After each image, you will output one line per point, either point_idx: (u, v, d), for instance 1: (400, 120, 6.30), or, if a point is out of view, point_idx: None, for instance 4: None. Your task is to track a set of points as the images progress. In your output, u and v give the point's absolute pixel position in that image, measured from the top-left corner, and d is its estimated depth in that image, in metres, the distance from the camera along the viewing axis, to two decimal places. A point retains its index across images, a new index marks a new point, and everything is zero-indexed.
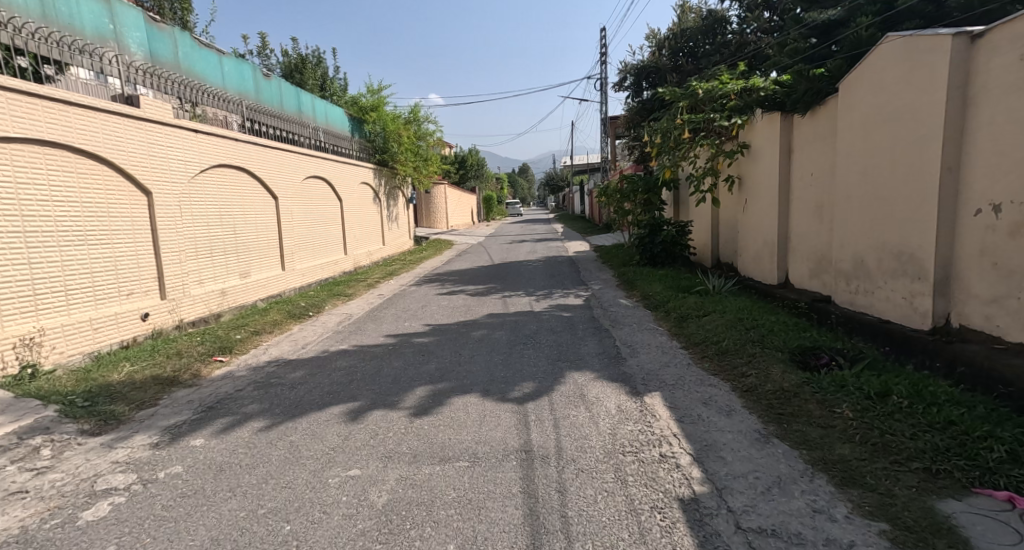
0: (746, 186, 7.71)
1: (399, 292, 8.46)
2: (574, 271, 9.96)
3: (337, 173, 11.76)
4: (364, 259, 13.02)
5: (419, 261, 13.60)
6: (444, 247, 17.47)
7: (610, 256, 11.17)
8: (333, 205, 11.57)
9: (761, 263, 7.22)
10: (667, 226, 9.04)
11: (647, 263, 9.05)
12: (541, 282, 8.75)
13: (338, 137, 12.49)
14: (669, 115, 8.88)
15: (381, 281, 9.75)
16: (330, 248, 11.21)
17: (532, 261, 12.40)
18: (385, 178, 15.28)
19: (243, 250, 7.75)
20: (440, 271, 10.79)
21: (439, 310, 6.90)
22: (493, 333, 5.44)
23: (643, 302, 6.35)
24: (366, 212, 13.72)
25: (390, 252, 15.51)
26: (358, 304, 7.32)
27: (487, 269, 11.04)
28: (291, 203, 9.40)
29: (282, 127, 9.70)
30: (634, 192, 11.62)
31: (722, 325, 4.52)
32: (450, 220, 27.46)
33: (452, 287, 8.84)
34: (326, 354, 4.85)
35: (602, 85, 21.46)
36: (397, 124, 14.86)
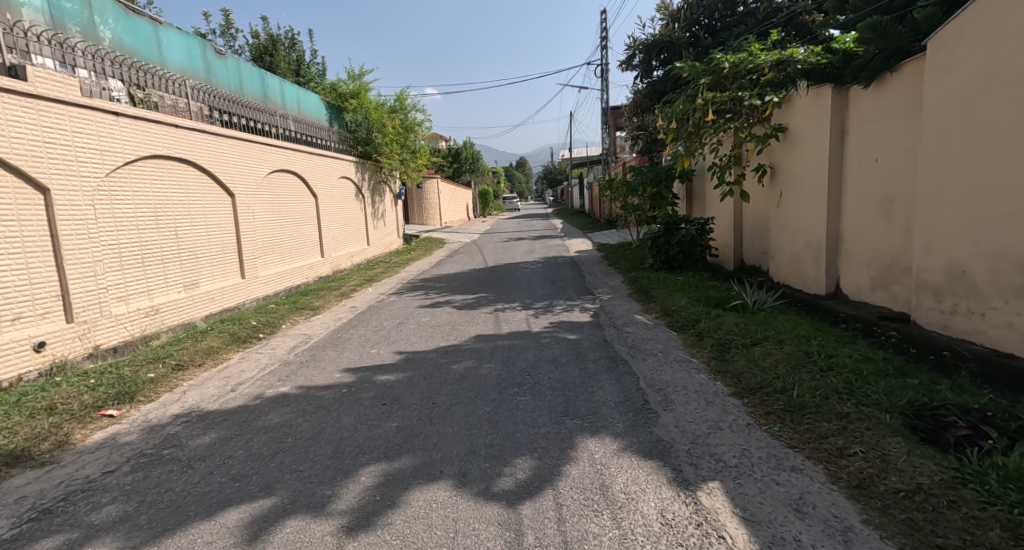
0: (781, 177, 6.57)
1: (375, 304, 7.32)
2: (577, 276, 8.77)
3: (310, 167, 10.55)
4: (344, 262, 11.87)
5: (406, 262, 12.48)
6: (433, 246, 16.32)
7: (616, 258, 10.00)
8: (307, 202, 10.36)
9: (799, 267, 6.10)
10: (685, 224, 7.89)
11: (661, 267, 7.89)
12: (540, 291, 7.56)
13: (313, 127, 11.29)
14: (687, 95, 7.72)
15: (357, 289, 8.60)
16: (302, 251, 10.02)
17: (529, 263, 11.26)
18: (368, 172, 14.15)
19: (188, 258, 6.61)
20: (426, 277, 9.64)
21: (418, 328, 5.74)
22: (480, 366, 4.29)
23: (666, 320, 5.21)
24: (346, 210, 12.50)
25: (375, 253, 14.29)
26: (321, 323, 6.18)
27: (479, 273, 9.88)
28: (251, 200, 8.20)
29: (244, 114, 8.51)
30: (642, 185, 10.48)
31: (785, 362, 3.36)
32: (443, 216, 26.25)
33: (438, 296, 7.69)
34: (260, 402, 3.69)
35: (602, 71, 20.23)
36: (379, 112, 13.73)
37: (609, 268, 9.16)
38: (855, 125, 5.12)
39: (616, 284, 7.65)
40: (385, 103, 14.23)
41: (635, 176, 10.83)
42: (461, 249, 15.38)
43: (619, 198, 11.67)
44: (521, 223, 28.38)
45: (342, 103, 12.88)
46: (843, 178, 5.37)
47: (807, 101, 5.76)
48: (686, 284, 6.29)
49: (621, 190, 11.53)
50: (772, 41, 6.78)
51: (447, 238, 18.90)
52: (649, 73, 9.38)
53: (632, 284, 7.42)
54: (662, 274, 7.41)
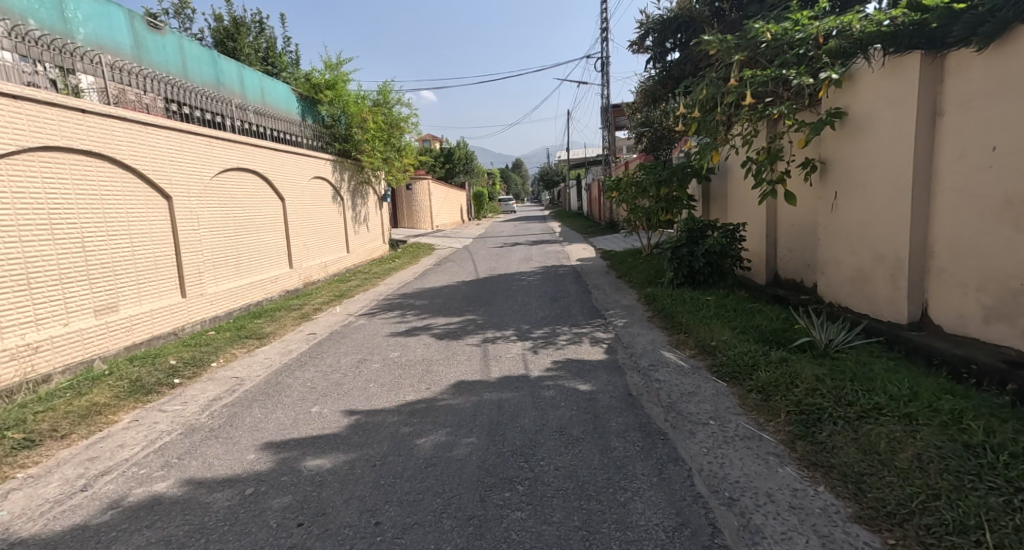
0: (836, 174, 5.34)
1: (337, 331, 6.05)
2: (581, 292, 7.51)
3: (273, 166, 9.27)
4: (317, 272, 10.66)
5: (387, 272, 11.24)
6: (421, 252, 15.08)
7: (626, 270, 8.74)
8: (268, 206, 9.08)
9: (866, 286, 4.86)
10: (711, 232, 6.65)
11: (684, 283, 6.64)
12: (539, 313, 6.29)
13: (280, 120, 10.01)
14: (713, 76, 6.47)
15: (321, 309, 7.31)
16: (262, 263, 8.74)
17: (525, 274, 10.01)
18: (346, 172, 12.91)
19: (101, 275, 5.34)
20: (406, 293, 8.38)
21: (383, 370, 4.47)
22: (457, 441, 3.03)
23: (708, 364, 3.94)
24: (318, 215, 11.19)
25: (354, 261, 13.00)
26: (262, 360, 4.91)
27: (467, 288, 8.62)
28: (193, 204, 6.92)
29: (189, 101, 7.26)
30: (651, 185, 9.28)
31: (940, 466, 2.12)
32: (435, 219, 25.00)
33: (415, 320, 6.40)
34: (114, 514, 2.43)
35: (603, 65, 19.04)
36: (359, 106, 12.36)
37: (619, 283, 7.90)
38: (956, 102, 3.90)
39: (631, 305, 6.39)
40: (365, 95, 12.90)
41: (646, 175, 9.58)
42: (450, 256, 14.15)
43: (627, 199, 10.39)
44: (517, 226, 27.12)
45: (317, 94, 11.48)
46: (935, 174, 4.15)
47: (878, 76, 4.53)
48: (724, 309, 5.05)
49: (630, 190, 10.27)
50: (821, 9, 5.57)
51: (437, 243, 17.64)
52: (664, 57, 8.14)
53: (652, 305, 6.15)
54: (687, 293, 6.16)
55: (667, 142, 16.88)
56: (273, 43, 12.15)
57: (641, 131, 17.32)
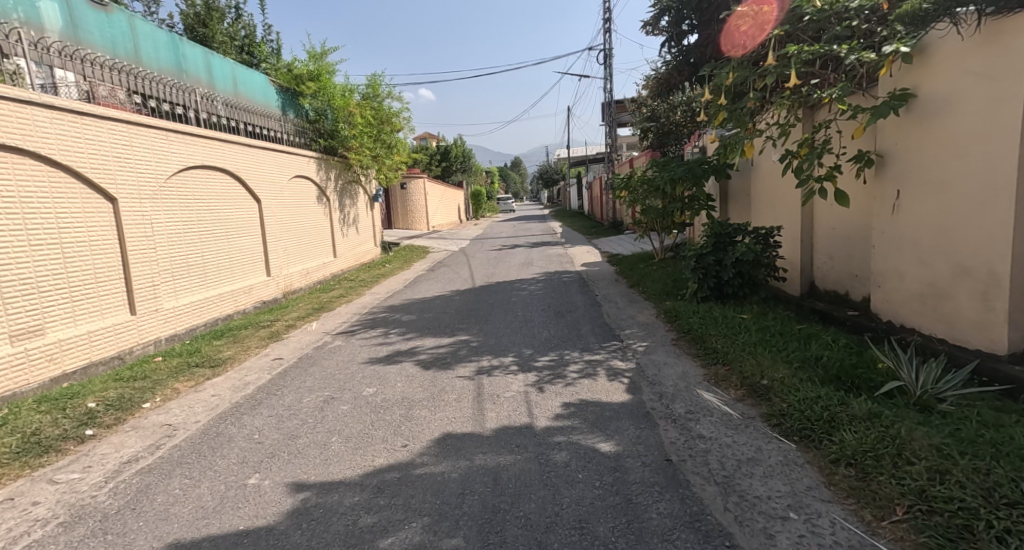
0: (897, 169, 4.48)
1: (308, 357, 5.18)
2: (590, 305, 6.64)
3: (247, 165, 8.40)
4: (299, 281, 9.83)
5: (376, 279, 10.38)
6: (415, 256, 14.22)
7: (638, 279, 7.86)
8: (241, 208, 8.21)
9: (943, 304, 3.99)
10: (742, 238, 5.78)
11: (711, 297, 5.78)
12: (544, 334, 5.43)
13: (256, 114, 9.16)
14: (744, 58, 5.59)
15: (294, 326, 6.43)
16: (233, 271, 7.88)
17: (525, 282, 9.16)
18: (332, 170, 12.06)
19: (17, 294, 4.51)
20: (392, 306, 7.51)
21: (353, 415, 3.61)
22: (436, 545, 2.17)
23: (765, 413, 3.08)
24: (300, 218, 10.33)
25: (340, 267, 12.12)
26: (208, 398, 4.05)
27: (462, 300, 7.74)
28: (147, 207, 6.07)
29: (137, 88, 6.40)
30: (664, 184, 8.43)
31: None
32: (431, 220, 24.15)
33: (400, 342, 5.54)
34: None
35: (605, 57, 18.29)
36: (344, 99, 11.49)
37: (632, 295, 7.03)
38: None
39: (650, 324, 5.52)
40: (352, 88, 12.03)
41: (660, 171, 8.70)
42: (446, 260, 13.29)
43: (637, 198, 9.50)
44: (516, 226, 26.29)
45: (298, 86, 10.62)
46: None
47: (966, 50, 3.69)
48: (768, 334, 4.19)
49: (641, 189, 9.39)
50: None
51: (432, 245, 16.80)
52: (681, 39, 7.28)
53: (675, 324, 5.30)
54: (715, 310, 5.30)
55: (675, 137, 16.03)
56: (252, 31, 11.28)
57: (647, 126, 16.47)
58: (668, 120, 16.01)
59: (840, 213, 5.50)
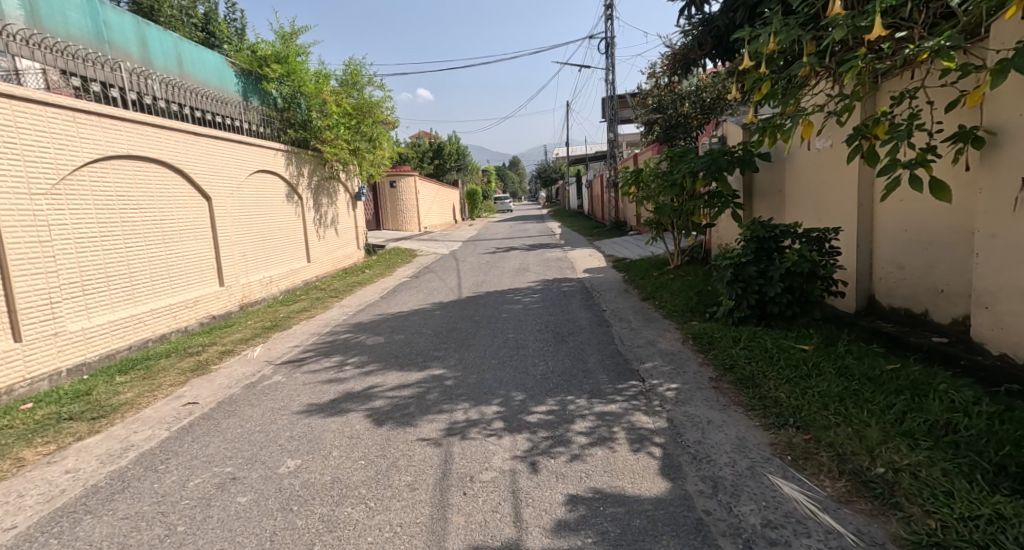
0: (1018, 152, 3.28)
1: (230, 400, 3.96)
2: (597, 326, 5.42)
3: (192, 156, 7.23)
4: (258, 292, 8.64)
5: (350, 288, 9.19)
6: (399, 260, 13.02)
7: (653, 291, 6.65)
8: (184, 207, 7.03)
9: None
10: (791, 242, 4.60)
11: (751, 317, 4.62)
12: (541, 369, 4.21)
13: (207, 97, 7.97)
14: (792, 17, 4.39)
15: (231, 353, 5.22)
16: (174, 283, 6.71)
17: (518, 292, 7.95)
18: (303, 165, 10.85)
19: None
20: (360, 325, 6.29)
21: (250, 517, 2.40)
22: None
23: (898, 532, 1.95)
24: (261, 219, 9.15)
25: (310, 275, 10.93)
26: (57, 477, 2.83)
27: (444, 317, 6.52)
28: (42, 206, 4.92)
29: (30, 59, 5.18)
30: (680, 178, 7.22)
31: None
32: (422, 220, 22.94)
33: (356, 378, 4.32)
34: None
35: (608, 45, 17.23)
36: (317, 85, 10.29)
37: (647, 313, 5.81)
38: None
39: (677, 354, 4.32)
40: (326, 74, 10.82)
41: (678, 162, 7.48)
42: (432, 265, 12.10)
43: (648, 194, 8.25)
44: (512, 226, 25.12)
45: (261, 68, 9.39)
46: None
47: None
48: (850, 378, 3.03)
49: (651, 184, 8.16)
50: None
51: (420, 248, 15.59)
52: (703, 4, 6.06)
53: (711, 355, 4.12)
54: (762, 337, 4.11)
55: (683, 130, 14.84)
56: (213, 8, 10.06)
57: (652, 119, 15.27)
58: (676, 112, 14.84)
59: (927, 214, 4.32)
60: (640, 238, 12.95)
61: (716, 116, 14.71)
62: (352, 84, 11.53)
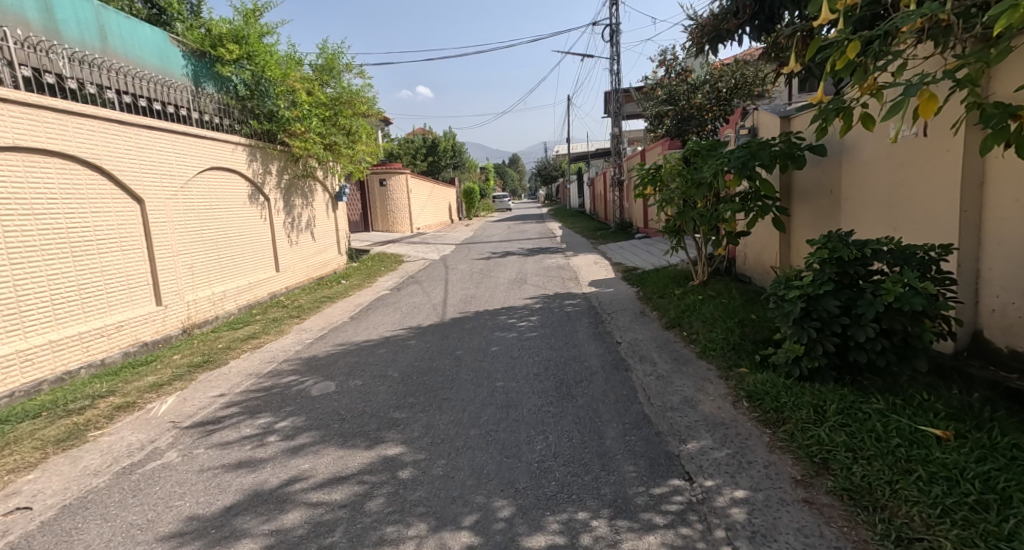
0: None
1: (85, 499, 2.73)
2: (613, 372, 4.18)
3: (113, 151, 5.97)
4: (208, 310, 7.41)
5: (319, 304, 7.96)
6: (382, 268, 11.79)
7: (679, 319, 5.38)
8: (102, 211, 5.80)
9: None
10: (882, 265, 3.31)
11: (827, 370, 3.33)
12: (540, 452, 2.96)
13: (137, 78, 6.69)
14: None
15: (133, 405, 3.99)
16: (88, 305, 5.52)
17: (512, 312, 6.72)
18: (270, 161, 9.63)
19: None
20: (315, 361, 5.06)
21: None
22: None
23: None
24: (214, 225, 7.93)
25: (277, 287, 9.70)
26: None
27: (420, 349, 5.27)
28: None
29: None
30: (707, 177, 5.95)
31: None
32: (415, 221, 21.71)
33: (280, 458, 3.09)
34: None
35: (611, 33, 16.07)
36: (285, 70, 9.11)
37: (676, 351, 4.54)
38: None
39: (730, 426, 3.06)
40: (297, 59, 9.61)
41: (706, 156, 6.17)
42: (419, 274, 10.87)
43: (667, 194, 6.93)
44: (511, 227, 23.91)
45: (215, 49, 8.18)
46: None
47: None
48: None
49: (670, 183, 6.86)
50: None
51: (408, 252, 14.36)
52: None
53: (783, 433, 2.84)
54: (854, 405, 2.84)
55: (696, 123, 13.65)
56: None
57: (663, 111, 14.06)
58: (689, 103, 13.67)
59: None
60: (649, 244, 11.72)
61: (732, 108, 13.54)
62: (328, 72, 10.40)
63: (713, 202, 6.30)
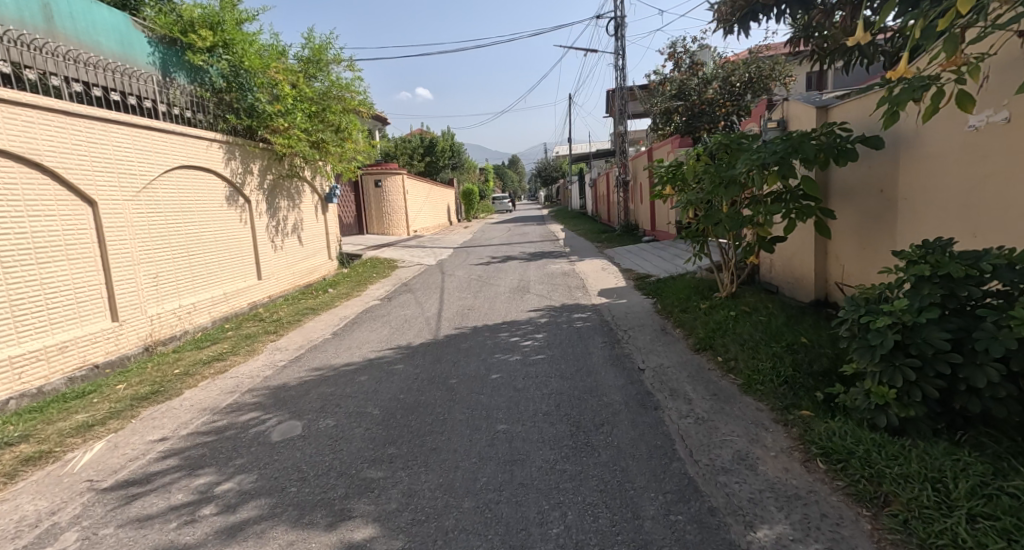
0: None
1: None
2: (639, 414, 3.43)
3: (56, 147, 5.23)
4: (176, 325, 6.67)
5: (301, 317, 7.22)
6: (374, 274, 11.06)
7: (709, 340, 4.63)
8: (43, 215, 5.07)
9: None
10: (996, 285, 2.57)
11: (924, 420, 2.60)
12: (556, 543, 2.23)
13: (89, 66, 5.95)
14: None
15: (47, 455, 3.23)
16: (22, 323, 4.77)
17: (513, 328, 5.98)
18: (251, 160, 8.92)
19: None
20: (283, 391, 4.30)
21: None
22: None
23: None
24: (185, 230, 7.20)
25: (258, 296, 8.95)
26: None
27: (408, 377, 4.51)
28: None
29: None
30: (738, 173, 5.19)
31: None
32: (412, 223, 20.91)
33: (213, 544, 2.34)
34: None
35: (616, 27, 15.38)
36: (266, 61, 8.42)
37: (713, 384, 3.79)
38: None
39: (809, 505, 2.33)
40: (280, 49, 8.90)
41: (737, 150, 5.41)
42: (414, 281, 10.14)
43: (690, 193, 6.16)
44: (511, 230, 23.18)
45: (186, 36, 7.50)
46: None
47: None
48: None
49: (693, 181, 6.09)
50: None
51: (403, 257, 13.63)
52: None
53: (886, 515, 2.16)
54: (985, 482, 2.14)
55: (707, 120, 12.92)
56: None
57: (672, 107, 13.33)
58: (699, 98, 12.95)
59: None
60: (659, 249, 10.97)
61: (745, 103, 12.81)
62: (317, 65, 9.71)
63: (743, 202, 5.54)
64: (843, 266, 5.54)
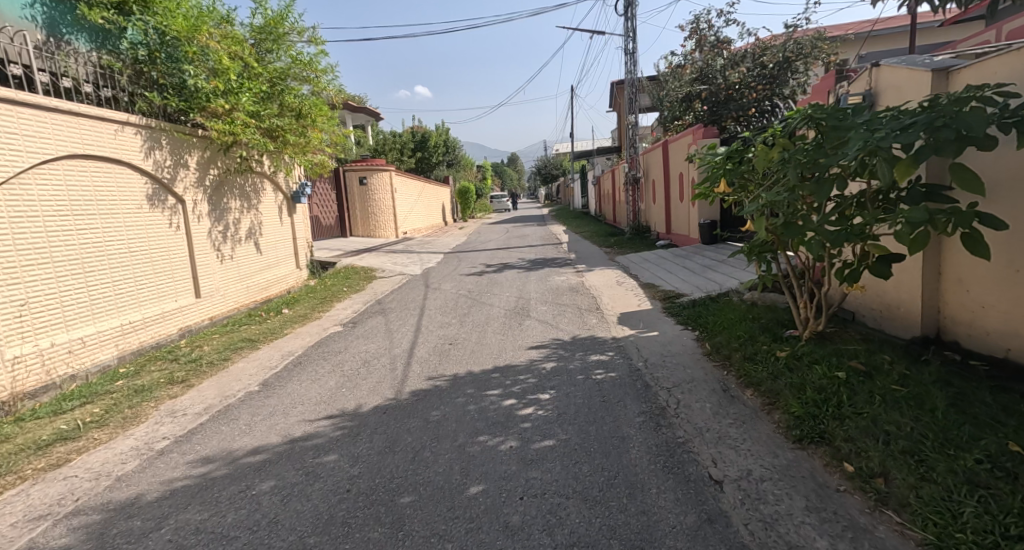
0: None
1: None
2: None
3: None
4: (48, 372, 4.95)
5: (230, 354, 5.53)
6: (348, 289, 9.40)
7: (816, 422, 2.95)
8: None
9: None
10: None
11: None
12: None
13: None
14: None
15: None
16: None
17: (507, 382, 4.29)
18: (185, 151, 7.24)
19: None
20: (124, 519, 2.60)
21: None
22: None
23: None
24: (77, 241, 5.51)
25: (193, 319, 7.28)
26: None
27: (338, 488, 2.82)
28: None
29: None
30: (847, 159, 3.43)
31: None
32: (401, 225, 19.18)
33: None
34: None
35: (627, 5, 13.74)
36: (197, 22, 6.79)
37: (866, 539, 2.11)
38: None
39: None
40: (219, 13, 7.30)
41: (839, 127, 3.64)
42: (391, 298, 8.47)
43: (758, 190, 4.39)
44: (510, 231, 21.51)
45: None
46: None
47: None
48: None
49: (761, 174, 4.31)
50: None
51: (385, 264, 11.94)
52: None
53: None
54: None
55: (735, 107, 11.30)
56: None
57: (694, 92, 11.62)
58: (725, 82, 11.34)
59: None
60: (684, 260, 9.31)
61: (779, 88, 11.21)
62: (274, 39, 8.29)
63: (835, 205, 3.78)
64: (985, 296, 3.87)
